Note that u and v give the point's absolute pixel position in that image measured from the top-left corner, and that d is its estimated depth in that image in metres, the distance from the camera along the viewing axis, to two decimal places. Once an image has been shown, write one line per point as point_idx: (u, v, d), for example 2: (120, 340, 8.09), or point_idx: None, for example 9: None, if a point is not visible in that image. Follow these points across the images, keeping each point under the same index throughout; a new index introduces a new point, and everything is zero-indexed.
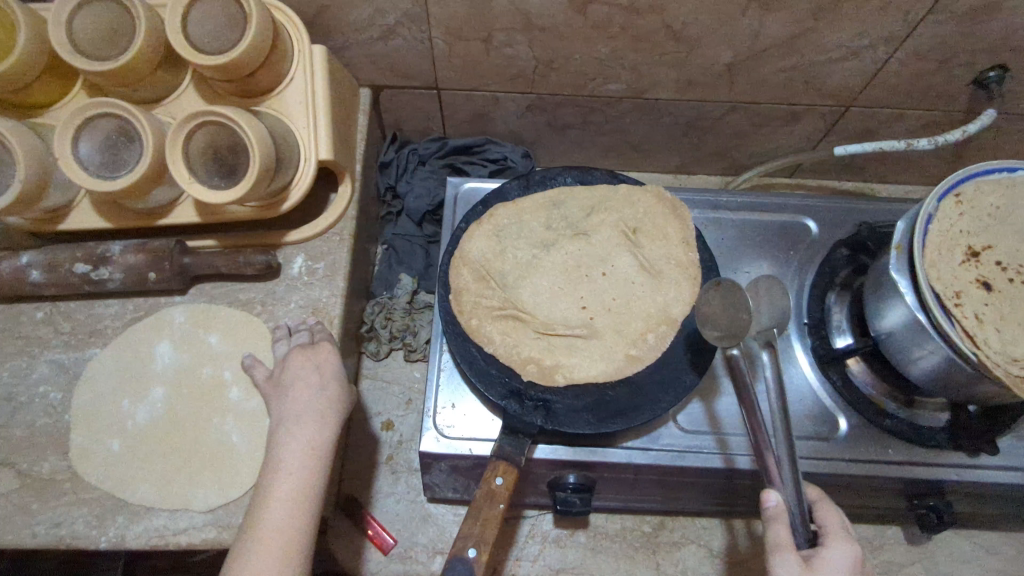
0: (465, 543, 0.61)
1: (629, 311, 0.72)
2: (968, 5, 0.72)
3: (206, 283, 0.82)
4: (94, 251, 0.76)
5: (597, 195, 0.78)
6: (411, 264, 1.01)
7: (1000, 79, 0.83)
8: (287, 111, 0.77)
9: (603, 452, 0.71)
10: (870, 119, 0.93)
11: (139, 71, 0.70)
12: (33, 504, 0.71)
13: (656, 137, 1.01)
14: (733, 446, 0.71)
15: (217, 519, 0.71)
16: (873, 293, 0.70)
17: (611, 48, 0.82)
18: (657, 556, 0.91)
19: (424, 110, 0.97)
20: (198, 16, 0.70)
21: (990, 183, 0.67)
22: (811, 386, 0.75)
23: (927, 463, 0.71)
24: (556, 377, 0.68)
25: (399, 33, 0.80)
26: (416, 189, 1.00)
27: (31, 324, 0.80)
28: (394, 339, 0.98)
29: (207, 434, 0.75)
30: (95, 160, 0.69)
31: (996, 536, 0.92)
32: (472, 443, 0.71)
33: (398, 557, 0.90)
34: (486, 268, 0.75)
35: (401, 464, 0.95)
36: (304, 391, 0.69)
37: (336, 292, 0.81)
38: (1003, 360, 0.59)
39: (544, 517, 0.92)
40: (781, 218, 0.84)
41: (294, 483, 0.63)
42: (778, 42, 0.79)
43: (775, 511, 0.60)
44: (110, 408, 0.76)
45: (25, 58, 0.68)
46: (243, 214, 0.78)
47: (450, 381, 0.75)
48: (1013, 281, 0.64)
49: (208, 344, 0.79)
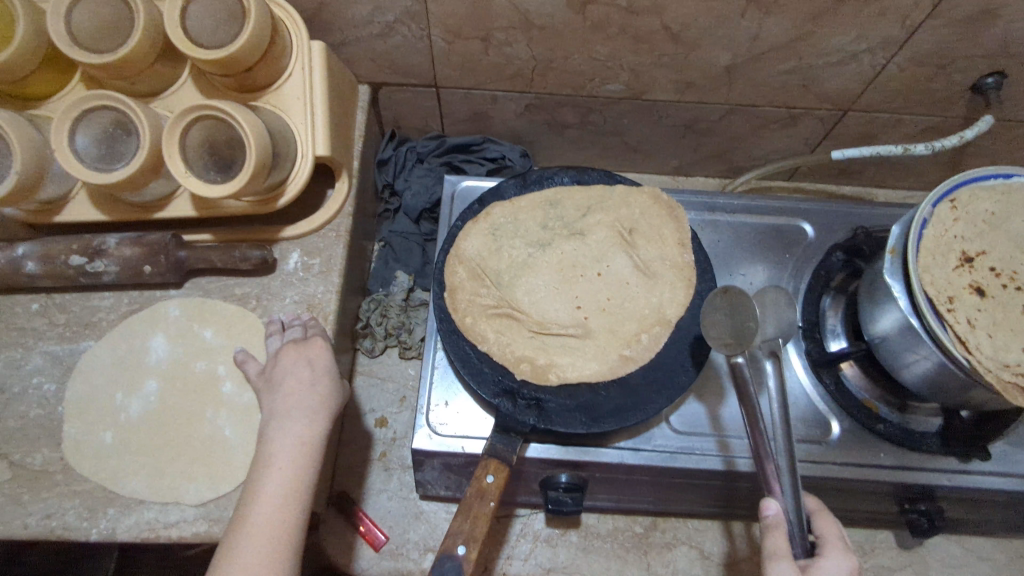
0: (455, 540, 0.61)
1: (623, 311, 0.72)
2: (967, 11, 0.72)
3: (202, 278, 0.82)
4: (90, 244, 0.76)
5: (594, 195, 0.78)
6: (408, 262, 1.01)
7: (998, 85, 0.83)
8: (286, 107, 0.77)
9: (594, 452, 0.71)
10: (868, 124, 0.93)
11: (138, 64, 0.70)
12: (25, 496, 0.71)
13: (655, 138, 1.01)
14: (735, 449, 0.71)
15: (208, 512, 0.71)
16: (867, 297, 0.70)
17: (610, 49, 0.82)
18: (648, 556, 0.91)
19: (423, 108, 0.97)
20: (197, 10, 0.70)
21: (985, 189, 0.67)
22: (805, 389, 0.75)
23: (920, 468, 0.71)
24: (549, 375, 0.68)
25: (399, 30, 0.80)
26: (414, 186, 1.00)
27: (26, 315, 0.80)
28: (390, 336, 0.99)
29: (199, 427, 0.75)
30: (91, 152, 0.70)
31: (986, 541, 0.92)
32: (464, 441, 0.71)
33: (390, 554, 0.89)
34: (481, 267, 0.75)
35: (394, 461, 0.95)
36: (295, 388, 0.69)
37: (332, 288, 0.81)
38: (995, 365, 0.59)
39: (536, 516, 0.92)
40: (777, 220, 0.84)
41: (287, 480, 0.63)
42: (776, 45, 0.79)
43: (775, 520, 0.59)
44: (103, 401, 0.76)
45: (24, 49, 0.68)
46: (239, 208, 0.78)
47: (444, 379, 0.75)
48: (1007, 287, 0.64)
49: (203, 338, 0.79)
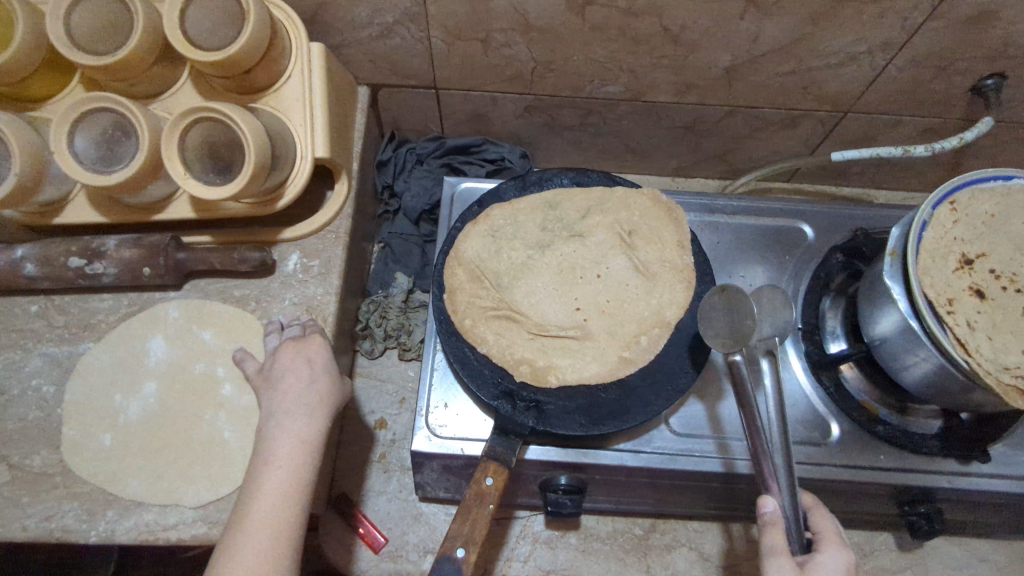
0: (454, 542, 0.61)
1: (622, 313, 0.72)
2: (966, 13, 0.72)
3: (201, 280, 0.82)
4: (89, 246, 0.76)
5: (593, 197, 0.78)
6: (407, 263, 1.01)
7: (997, 87, 0.82)
8: (285, 109, 0.77)
9: (594, 454, 0.71)
10: (868, 126, 0.93)
11: (136, 65, 0.70)
12: (23, 498, 0.71)
13: (655, 139, 1.01)
14: (735, 451, 0.71)
15: (207, 515, 0.71)
16: (866, 298, 0.70)
17: (610, 50, 0.82)
18: (648, 558, 0.91)
19: (423, 109, 0.97)
20: (195, 12, 0.70)
21: (985, 191, 0.67)
22: (805, 391, 0.75)
23: (920, 470, 0.71)
24: (549, 377, 0.68)
25: (398, 31, 0.80)
26: (414, 188, 1.00)
27: (25, 317, 0.80)
28: (389, 338, 0.99)
29: (198, 429, 0.75)
30: (90, 155, 0.69)
31: (986, 544, 0.92)
32: (463, 443, 0.71)
33: (389, 555, 0.89)
34: (481, 268, 0.75)
35: (393, 463, 0.95)
36: (294, 386, 0.69)
37: (331, 290, 0.81)
38: (995, 367, 0.58)
39: (536, 518, 0.92)
40: (776, 221, 0.84)
41: (284, 477, 0.63)
42: (776, 46, 0.79)
43: (772, 517, 0.60)
44: (102, 403, 0.76)
45: (23, 51, 0.68)
46: (239, 210, 0.78)
47: (442, 381, 0.75)
48: (1007, 289, 0.64)
49: (202, 340, 0.79)
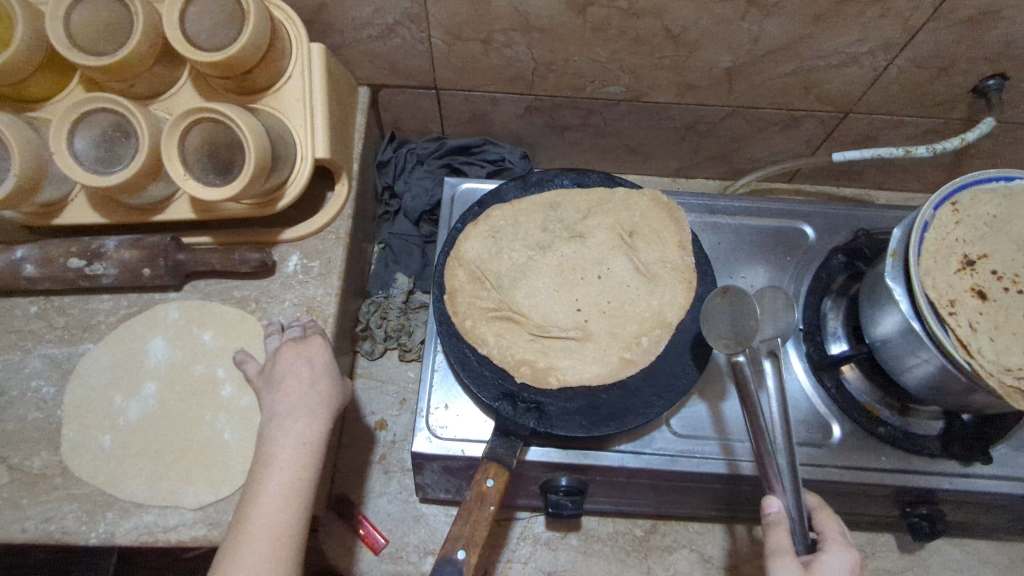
0: (455, 544, 0.61)
1: (623, 314, 0.72)
2: (968, 13, 0.71)
3: (200, 280, 0.82)
4: (89, 247, 0.76)
5: (594, 197, 0.78)
6: (408, 264, 1.01)
7: (999, 87, 0.82)
8: (285, 110, 0.77)
9: (595, 455, 0.71)
10: (869, 127, 0.93)
11: (136, 66, 0.70)
12: (23, 500, 0.71)
13: (655, 140, 1.01)
14: (738, 452, 0.71)
15: (206, 516, 0.71)
16: (867, 299, 0.70)
17: (611, 51, 0.81)
18: (649, 560, 0.91)
19: (423, 109, 0.97)
20: (195, 12, 0.69)
21: (986, 192, 0.67)
22: (806, 392, 0.75)
23: (922, 471, 0.71)
24: (549, 379, 0.68)
25: (399, 32, 0.80)
26: (414, 188, 1.00)
27: (24, 318, 0.80)
28: (389, 339, 0.99)
29: (198, 429, 0.75)
30: (90, 155, 0.69)
31: (988, 545, 0.92)
32: (463, 444, 0.71)
33: (389, 557, 0.89)
34: (481, 269, 0.75)
35: (393, 464, 0.95)
36: (295, 387, 0.68)
37: (331, 291, 0.81)
38: (997, 368, 0.58)
39: (536, 519, 0.92)
40: (777, 222, 0.84)
41: (285, 478, 0.62)
42: (777, 47, 0.79)
43: (777, 517, 0.59)
44: (102, 404, 0.76)
45: (22, 51, 0.68)
46: (239, 211, 0.78)
47: (443, 382, 0.75)
48: (1009, 290, 0.64)
49: (202, 341, 0.79)
